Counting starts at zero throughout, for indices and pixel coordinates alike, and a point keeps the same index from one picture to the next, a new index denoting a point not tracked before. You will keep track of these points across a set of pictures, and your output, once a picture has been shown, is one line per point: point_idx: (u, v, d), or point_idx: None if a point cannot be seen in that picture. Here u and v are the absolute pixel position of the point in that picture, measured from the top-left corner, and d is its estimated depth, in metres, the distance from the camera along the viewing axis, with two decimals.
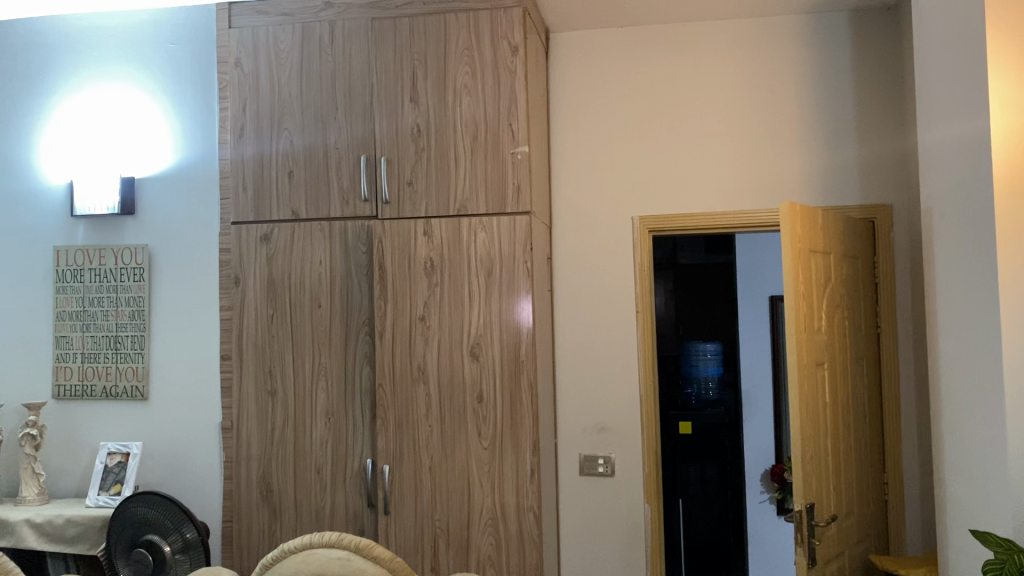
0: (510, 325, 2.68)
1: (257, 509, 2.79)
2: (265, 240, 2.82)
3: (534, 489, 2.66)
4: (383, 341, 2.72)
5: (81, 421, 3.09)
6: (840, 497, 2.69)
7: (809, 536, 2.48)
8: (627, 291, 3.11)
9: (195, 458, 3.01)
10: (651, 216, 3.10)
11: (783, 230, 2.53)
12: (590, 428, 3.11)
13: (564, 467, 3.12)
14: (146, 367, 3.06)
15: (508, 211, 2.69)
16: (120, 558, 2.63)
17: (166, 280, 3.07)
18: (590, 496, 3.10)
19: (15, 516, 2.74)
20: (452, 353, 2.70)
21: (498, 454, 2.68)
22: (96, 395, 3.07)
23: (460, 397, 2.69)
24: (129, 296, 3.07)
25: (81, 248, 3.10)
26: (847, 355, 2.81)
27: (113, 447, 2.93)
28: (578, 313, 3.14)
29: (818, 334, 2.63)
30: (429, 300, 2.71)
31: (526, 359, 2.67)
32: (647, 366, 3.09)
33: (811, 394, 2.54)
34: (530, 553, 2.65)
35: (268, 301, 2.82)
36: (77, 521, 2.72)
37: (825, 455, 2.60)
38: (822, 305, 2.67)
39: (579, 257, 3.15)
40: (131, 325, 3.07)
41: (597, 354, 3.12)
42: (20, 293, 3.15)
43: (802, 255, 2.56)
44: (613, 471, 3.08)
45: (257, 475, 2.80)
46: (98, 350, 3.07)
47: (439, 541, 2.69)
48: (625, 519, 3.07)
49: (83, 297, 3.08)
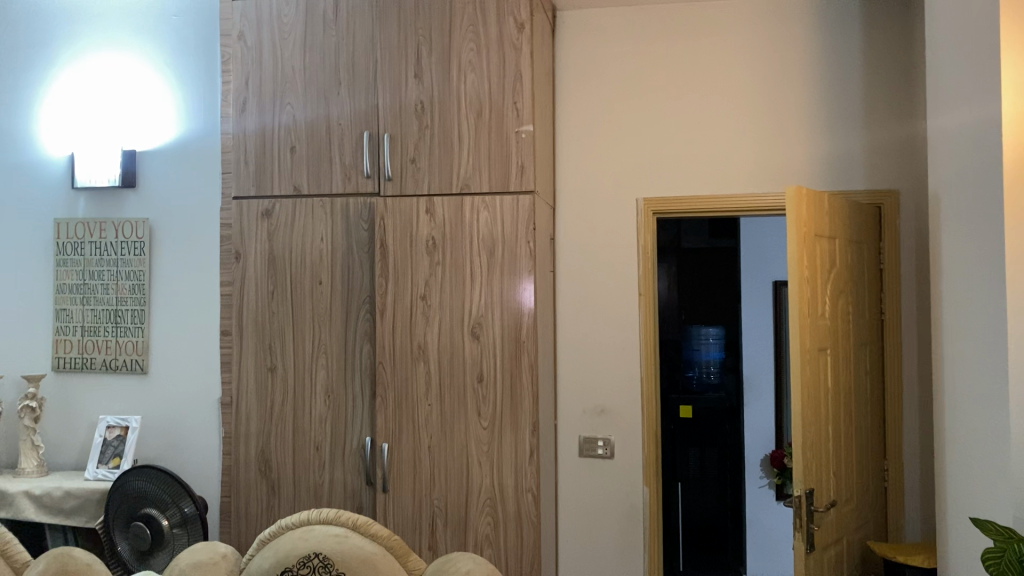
0: (511, 305, 2.66)
1: (256, 486, 2.79)
2: (266, 215, 2.80)
3: (533, 469, 2.65)
4: (384, 319, 2.71)
5: (81, 394, 3.09)
6: (839, 483, 2.68)
7: (808, 521, 2.47)
8: (630, 273, 3.09)
9: (194, 432, 3.01)
10: (656, 197, 3.07)
11: (789, 213, 2.51)
12: (590, 409, 3.10)
13: (563, 448, 3.11)
14: (146, 342, 3.05)
15: (511, 190, 2.67)
16: (118, 531, 2.63)
17: (167, 254, 3.05)
18: (588, 478, 3.10)
19: (14, 488, 2.74)
20: (453, 332, 2.69)
21: (497, 434, 2.67)
22: (96, 368, 3.06)
23: (461, 377, 2.68)
24: (130, 270, 3.06)
25: (82, 220, 3.08)
26: (849, 341, 2.79)
27: (112, 420, 2.93)
28: (579, 294, 3.12)
29: (821, 319, 2.61)
30: (430, 279, 2.70)
31: (527, 339, 2.66)
32: (650, 349, 3.07)
33: (813, 380, 2.53)
34: (528, 533, 2.65)
35: (269, 278, 2.80)
36: (76, 494, 2.72)
37: (825, 440, 2.59)
38: (826, 291, 2.65)
39: (582, 238, 3.13)
40: (132, 298, 3.05)
41: (598, 336, 3.10)
42: (21, 264, 3.14)
43: (807, 238, 2.54)
44: (612, 453, 3.08)
45: (256, 451, 2.80)
46: (98, 323, 3.06)
47: (437, 520, 2.69)
48: (623, 501, 3.07)
49: (83, 270, 3.07)
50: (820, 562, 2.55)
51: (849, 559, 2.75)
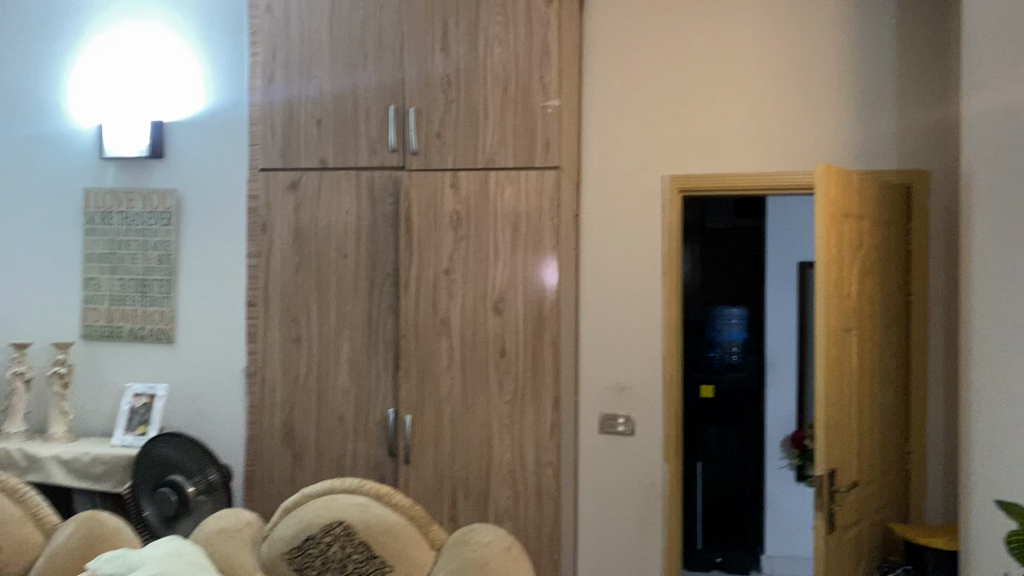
0: (535, 281, 2.66)
1: (280, 454, 2.83)
2: (293, 187, 2.82)
3: (554, 444, 2.66)
4: (408, 292, 2.73)
5: (109, 362, 3.13)
6: (862, 464, 2.67)
7: (830, 500, 2.46)
8: (654, 251, 3.08)
9: (219, 401, 3.04)
10: (682, 174, 3.05)
11: (817, 192, 2.48)
12: (611, 386, 3.10)
13: (583, 424, 3.12)
14: (173, 311, 3.08)
15: (536, 165, 2.66)
16: (144, 496, 2.66)
17: (194, 225, 3.08)
18: (608, 454, 3.10)
19: (44, 452, 2.78)
20: (476, 307, 2.70)
21: (518, 410, 2.68)
22: (124, 337, 3.10)
23: (483, 352, 2.69)
24: (157, 240, 3.08)
25: (110, 190, 3.11)
26: (875, 322, 2.77)
27: (139, 389, 2.98)
28: (603, 271, 3.12)
29: (848, 300, 2.59)
30: (454, 253, 2.70)
31: (550, 316, 2.66)
32: (673, 327, 3.07)
33: (837, 359, 2.51)
34: (548, 507, 2.67)
35: (294, 250, 2.82)
36: (105, 460, 2.76)
37: (849, 420, 2.58)
38: (853, 271, 2.63)
39: (606, 214, 3.11)
40: (159, 268, 3.08)
41: (620, 313, 3.10)
42: (50, 232, 3.17)
43: (835, 218, 2.51)
44: (632, 430, 3.08)
45: (281, 421, 2.83)
46: (126, 292, 3.10)
47: (458, 491, 2.71)
48: (643, 478, 3.08)
49: (112, 240, 3.10)
50: (840, 542, 2.54)
51: (869, 540, 2.74)
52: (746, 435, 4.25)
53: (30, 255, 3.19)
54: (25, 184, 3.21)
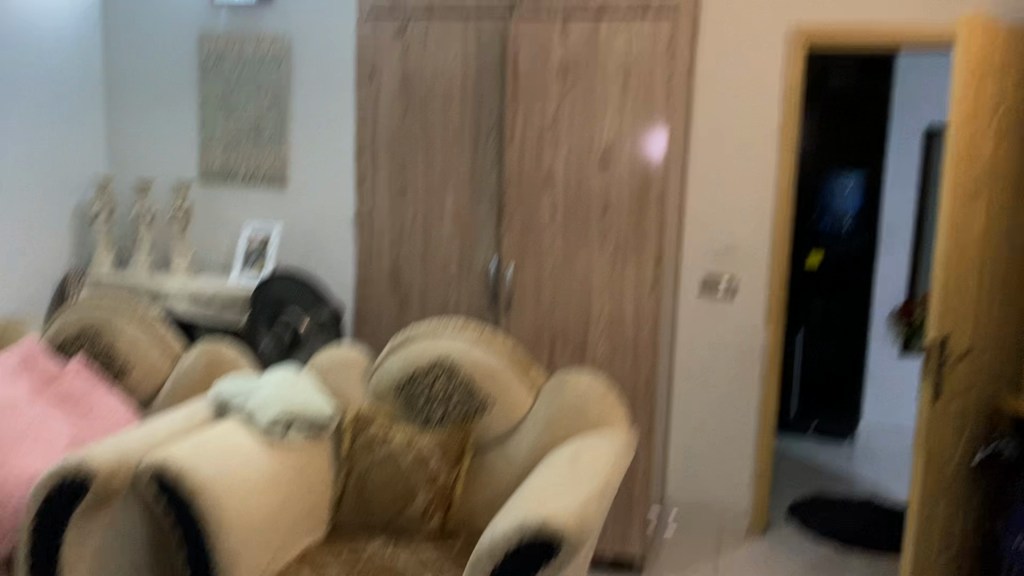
0: (643, 133, 2.59)
1: (386, 298, 2.92)
2: (400, 32, 2.78)
3: (654, 300, 2.66)
4: (513, 142, 2.70)
5: (226, 204, 3.25)
6: (977, 335, 2.57)
7: (938, 369, 2.40)
8: (770, 107, 2.94)
9: (329, 245, 3.14)
10: (806, 25, 2.86)
11: (957, 42, 2.29)
12: (715, 246, 3.05)
13: (684, 283, 3.10)
14: (284, 155, 3.15)
15: (651, 10, 2.54)
16: (263, 329, 2.78)
17: (303, 71, 3.10)
18: (709, 314, 3.09)
19: (168, 286, 2.94)
20: (581, 159, 2.65)
21: (619, 265, 2.67)
22: (238, 180, 3.21)
23: (587, 206, 2.67)
24: (269, 85, 3.12)
25: (224, 33, 3.15)
26: (1007, 188, 2.60)
27: (256, 229, 3.16)
28: (714, 127, 3.00)
29: (980, 163, 2.43)
30: (561, 103, 2.64)
31: (657, 173, 2.60)
32: (784, 187, 2.96)
33: (962, 225, 2.38)
34: (645, 360, 2.69)
35: (401, 97, 2.82)
36: (223, 295, 2.91)
37: (967, 290, 2.47)
38: (989, 131, 2.45)
39: (722, 66, 2.97)
40: (271, 112, 3.14)
41: (730, 171, 3.01)
42: (169, 75, 3.26)
43: (976, 72, 2.33)
44: (735, 291, 3.05)
45: (387, 266, 2.91)
46: (240, 135, 3.18)
47: (556, 341, 2.76)
48: (742, 339, 3.06)
49: (226, 83, 3.16)
50: (945, 412, 2.49)
51: (977, 413, 2.67)
52: (854, 304, 4.13)
53: (150, 98, 3.29)
54: (143, 27, 3.27)
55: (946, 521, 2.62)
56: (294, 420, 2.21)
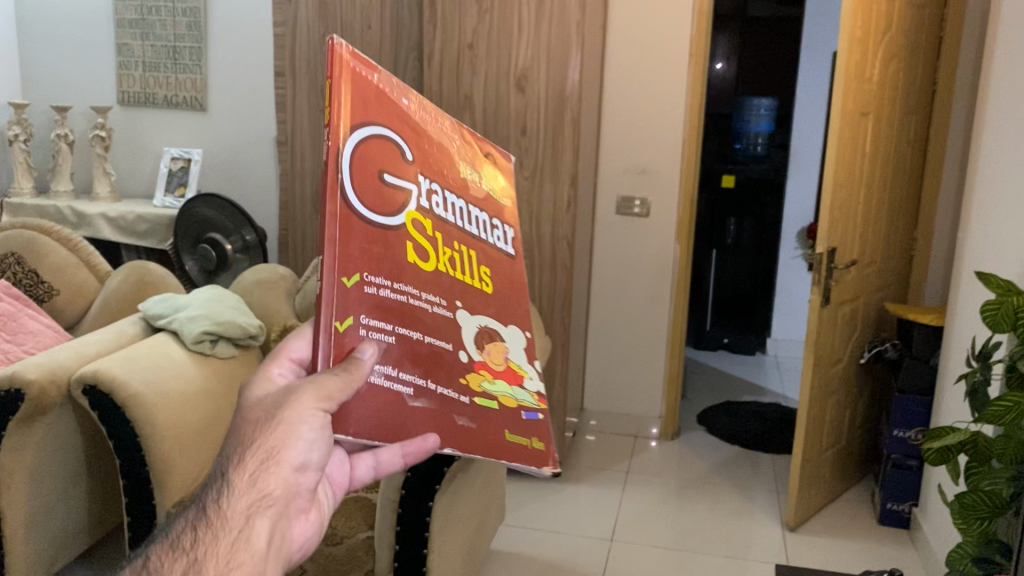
0: (557, 62, 2.66)
1: (310, 220, 3.03)
2: None
3: (570, 218, 2.77)
4: (432, 64, 2.74)
5: (145, 127, 3.42)
6: (864, 244, 2.74)
7: (827, 276, 2.53)
8: (679, 41, 3.06)
9: (254, 170, 3.35)
10: None
11: (845, 13, 2.37)
12: (630, 169, 3.19)
13: (601, 203, 3.25)
14: (204, 79, 3.33)
15: None
16: (186, 253, 2.98)
17: (216, 12, 3.27)
18: (623, 231, 3.25)
19: (91, 211, 3.08)
20: (498, 82, 2.71)
21: (537, 188, 2.77)
22: (157, 104, 3.38)
23: (505, 127, 2.74)
24: (186, 8, 3.28)
25: None
26: (895, 108, 2.75)
27: (176, 154, 3.31)
28: (625, 59, 3.12)
29: (868, 83, 2.53)
30: (478, 27, 2.69)
31: (572, 93, 2.68)
32: (696, 105, 3.09)
33: (853, 142, 2.52)
34: (561, 277, 2.82)
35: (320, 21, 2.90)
36: (148, 219, 3.06)
37: (857, 201, 2.62)
38: (878, 54, 2.56)
39: (631, 7, 3.08)
40: (188, 35, 3.30)
41: (640, 92, 3.13)
42: (81, 24, 3.40)
43: (862, 30, 2.43)
44: (648, 211, 3.21)
45: (311, 187, 3.00)
46: (158, 58, 3.35)
47: None
48: (654, 256, 3.24)
49: (142, 6, 3.32)
50: (835, 316, 2.64)
51: (864, 318, 2.84)
52: (758, 266, 4.41)
53: (66, 38, 3.43)
54: None
55: (836, 417, 2.79)
56: (222, 335, 2.29)
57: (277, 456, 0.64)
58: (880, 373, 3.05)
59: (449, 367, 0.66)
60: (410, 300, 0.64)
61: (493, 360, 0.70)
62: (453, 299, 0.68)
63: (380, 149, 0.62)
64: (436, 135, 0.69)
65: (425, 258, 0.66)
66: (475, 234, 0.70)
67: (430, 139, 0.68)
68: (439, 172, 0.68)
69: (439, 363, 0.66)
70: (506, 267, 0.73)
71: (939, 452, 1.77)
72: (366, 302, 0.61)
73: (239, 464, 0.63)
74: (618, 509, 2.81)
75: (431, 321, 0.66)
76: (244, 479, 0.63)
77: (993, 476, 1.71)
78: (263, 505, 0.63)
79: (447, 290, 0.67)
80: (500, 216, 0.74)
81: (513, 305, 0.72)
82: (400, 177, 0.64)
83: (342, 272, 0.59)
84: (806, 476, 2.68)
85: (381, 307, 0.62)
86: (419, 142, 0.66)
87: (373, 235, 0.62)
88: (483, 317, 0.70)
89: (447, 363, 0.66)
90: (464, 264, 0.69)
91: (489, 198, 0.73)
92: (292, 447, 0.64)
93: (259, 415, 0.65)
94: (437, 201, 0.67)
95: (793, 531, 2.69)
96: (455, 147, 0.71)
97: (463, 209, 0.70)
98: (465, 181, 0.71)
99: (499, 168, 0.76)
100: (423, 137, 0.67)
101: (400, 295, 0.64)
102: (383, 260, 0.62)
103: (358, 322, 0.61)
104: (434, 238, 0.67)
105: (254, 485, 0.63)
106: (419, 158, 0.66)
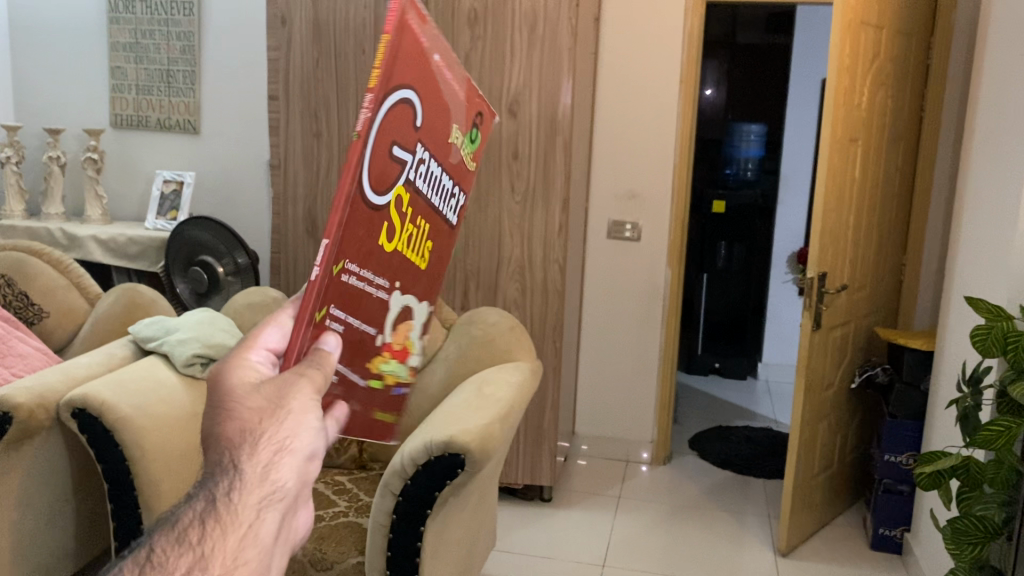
0: (549, 87, 2.69)
1: (302, 243, 3.03)
2: (284, 21, 2.93)
3: (562, 242, 2.78)
4: None
5: (137, 150, 3.42)
6: (854, 269, 2.75)
7: (818, 301, 2.54)
8: (670, 68, 3.10)
9: (247, 193, 3.35)
10: None
11: (833, 41, 2.40)
12: (621, 194, 3.21)
13: (593, 227, 3.25)
14: (197, 103, 3.34)
15: None
16: (178, 274, 2.97)
17: (210, 36, 3.29)
18: (615, 255, 3.26)
19: (82, 233, 3.08)
20: (491, 107, 2.73)
21: (529, 212, 2.78)
22: (150, 126, 3.38)
23: (497, 151, 2.75)
24: (180, 31, 3.29)
25: (127, 7, 3.32)
26: (884, 134, 2.77)
27: (168, 176, 3.31)
28: (617, 86, 3.14)
29: (857, 109, 2.56)
30: (471, 52, 2.71)
31: (564, 119, 2.70)
32: (686, 131, 3.12)
33: (843, 168, 2.54)
34: (553, 301, 2.82)
35: (313, 45, 2.92)
36: (139, 241, 3.06)
37: (846, 226, 2.64)
38: (866, 82, 2.59)
39: (622, 35, 3.11)
40: (182, 59, 3.32)
41: (631, 118, 3.15)
42: (75, 47, 3.41)
43: (850, 58, 2.46)
44: (639, 236, 3.22)
45: (304, 210, 3.01)
46: (151, 81, 3.36)
47: (470, 284, 2.87)
48: (646, 280, 3.25)
49: (136, 30, 3.33)
50: (826, 340, 2.65)
51: (854, 342, 2.85)
52: (748, 291, 4.43)
53: (60, 61, 3.43)
54: (42, 9, 3.41)
55: (827, 441, 2.79)
56: (212, 358, 2.27)
57: (290, 448, 0.57)
58: (871, 397, 3.05)
59: (368, 352, 0.64)
60: (370, 288, 0.61)
61: (396, 344, 0.67)
62: (395, 282, 0.64)
63: (395, 112, 0.58)
64: (444, 97, 0.64)
65: (392, 238, 0.62)
66: (437, 205, 0.67)
67: (438, 101, 0.64)
68: (434, 140, 0.64)
69: (363, 352, 0.64)
70: (444, 243, 0.69)
71: (932, 478, 1.78)
72: (339, 295, 0.58)
73: (252, 452, 0.57)
74: (609, 534, 2.80)
75: (375, 309, 0.63)
76: (257, 469, 0.57)
77: (984, 500, 1.72)
78: (274, 498, 0.57)
79: (397, 270, 0.64)
80: (463, 184, 0.69)
81: (431, 282, 0.69)
82: (404, 146, 0.60)
83: (334, 259, 0.56)
84: (798, 500, 2.67)
85: (350, 294, 0.59)
86: (429, 106, 0.62)
87: (370, 212, 0.58)
88: (410, 296, 0.67)
89: (365, 348, 0.64)
90: (419, 239, 0.66)
91: (465, 167, 0.69)
92: (301, 436, 0.58)
93: (260, 403, 0.58)
94: (423, 173, 0.64)
95: (786, 556, 2.68)
96: (465, 106, 0.68)
97: (440, 179, 0.66)
98: (452, 148, 0.66)
99: (482, 129, 0.71)
100: (433, 99, 0.63)
101: (365, 284, 0.61)
102: (367, 239, 0.59)
103: (329, 314, 0.58)
104: (407, 212, 0.63)
105: (269, 476, 0.57)
106: (424, 125, 0.62)
